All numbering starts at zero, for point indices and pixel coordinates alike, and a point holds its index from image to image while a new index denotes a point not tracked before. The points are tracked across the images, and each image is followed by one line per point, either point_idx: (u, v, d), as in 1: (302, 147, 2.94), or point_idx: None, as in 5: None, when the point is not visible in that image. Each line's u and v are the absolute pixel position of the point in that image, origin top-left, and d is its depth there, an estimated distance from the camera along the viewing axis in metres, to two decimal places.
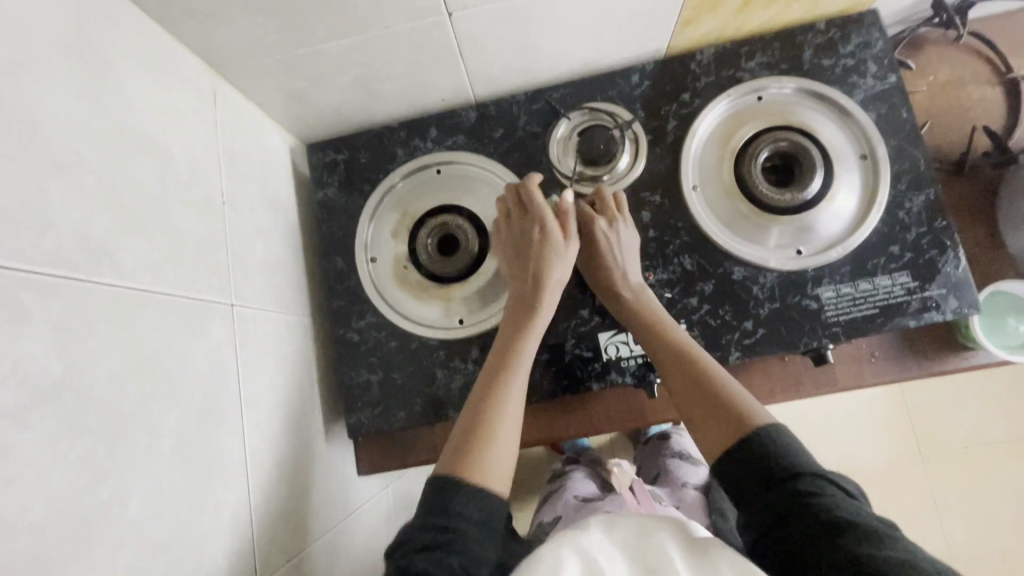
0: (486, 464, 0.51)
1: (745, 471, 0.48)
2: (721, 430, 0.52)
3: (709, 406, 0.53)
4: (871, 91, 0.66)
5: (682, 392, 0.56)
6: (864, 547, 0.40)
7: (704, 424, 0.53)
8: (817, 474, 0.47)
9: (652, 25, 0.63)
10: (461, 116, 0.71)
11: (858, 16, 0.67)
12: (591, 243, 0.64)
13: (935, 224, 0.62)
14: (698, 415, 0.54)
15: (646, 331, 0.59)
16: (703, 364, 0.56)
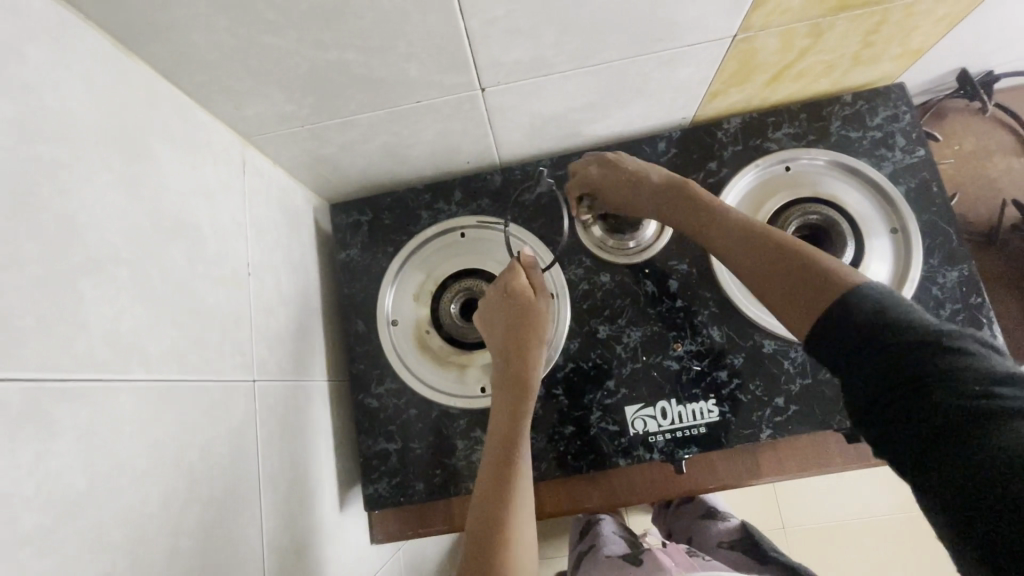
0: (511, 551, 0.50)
1: (829, 340, 0.43)
2: (790, 308, 0.47)
3: (770, 277, 0.49)
4: (900, 163, 0.65)
5: (749, 269, 0.51)
6: (992, 431, 0.34)
7: (777, 301, 0.48)
8: (927, 328, 0.39)
9: (682, 97, 0.63)
10: (486, 179, 0.70)
11: (885, 90, 0.67)
12: (612, 182, 0.63)
13: (969, 300, 0.61)
14: (769, 289, 0.49)
15: (710, 225, 0.56)
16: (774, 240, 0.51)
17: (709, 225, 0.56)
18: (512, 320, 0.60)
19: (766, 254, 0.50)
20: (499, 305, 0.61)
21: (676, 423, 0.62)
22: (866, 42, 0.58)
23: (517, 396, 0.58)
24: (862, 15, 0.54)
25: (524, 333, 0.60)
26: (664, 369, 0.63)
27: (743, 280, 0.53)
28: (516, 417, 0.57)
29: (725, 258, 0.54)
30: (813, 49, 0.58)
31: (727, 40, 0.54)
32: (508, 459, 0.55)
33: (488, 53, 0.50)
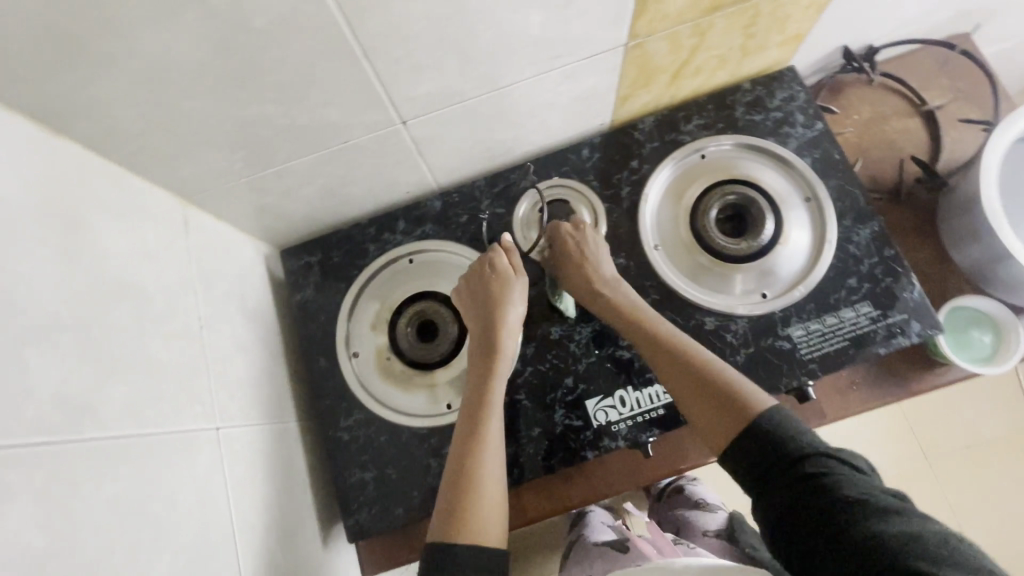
0: (475, 521, 0.51)
1: (759, 473, 0.50)
2: (724, 418, 0.54)
3: (700, 388, 0.56)
4: (803, 138, 0.71)
5: (682, 386, 0.57)
6: (880, 524, 0.42)
7: (711, 429, 0.54)
8: (821, 446, 0.49)
9: (594, 105, 0.68)
10: (426, 206, 0.74)
11: (779, 74, 0.73)
12: (562, 252, 0.67)
13: (884, 253, 0.66)
14: (700, 406, 0.55)
15: (655, 351, 0.60)
16: (710, 368, 0.57)
17: (655, 348, 0.60)
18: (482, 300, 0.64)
19: (705, 383, 0.56)
20: (470, 287, 0.65)
21: (635, 409, 0.64)
22: (748, 34, 0.64)
23: (489, 372, 0.60)
24: (736, 11, 0.59)
25: (490, 311, 0.63)
26: (617, 359, 0.66)
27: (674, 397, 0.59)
28: (485, 391, 0.59)
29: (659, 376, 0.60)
30: (702, 46, 0.63)
31: (619, 48, 0.59)
32: (479, 434, 0.57)
33: (400, 88, 0.54)
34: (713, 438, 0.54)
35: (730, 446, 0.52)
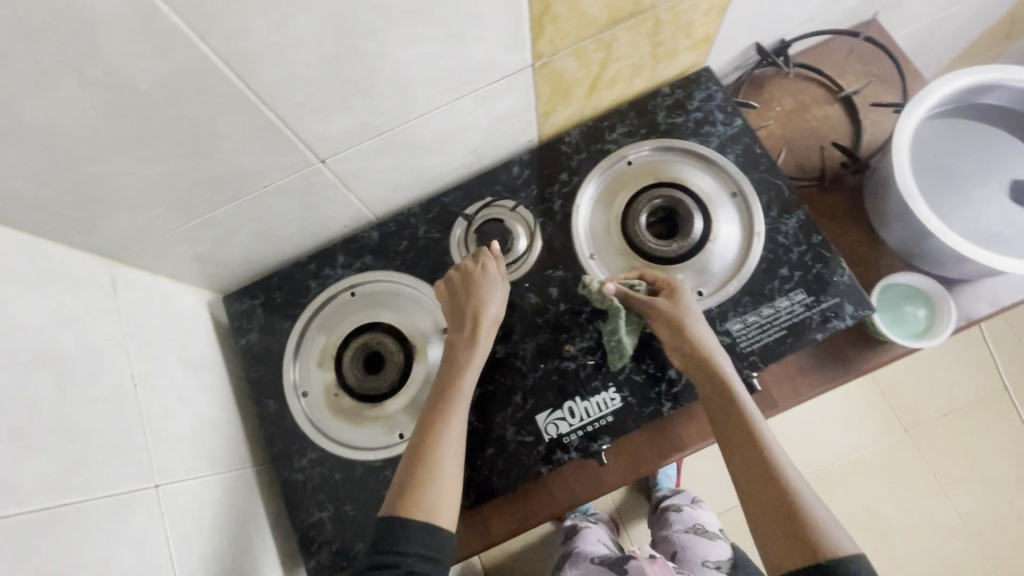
0: (427, 506, 0.54)
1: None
2: (784, 527, 0.52)
3: (769, 492, 0.54)
4: (724, 135, 0.72)
5: (751, 479, 0.56)
6: None
7: (772, 543, 0.53)
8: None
9: (516, 123, 0.69)
10: (364, 238, 0.74)
11: (696, 76, 0.75)
12: (659, 314, 0.62)
13: (812, 240, 0.67)
14: (766, 509, 0.54)
15: (741, 446, 0.57)
16: (790, 489, 0.54)
17: (740, 443, 0.57)
18: (463, 290, 0.66)
19: (780, 500, 0.54)
20: (455, 275, 0.67)
21: (585, 418, 0.65)
22: (655, 42, 0.66)
23: (462, 358, 0.63)
24: (638, 22, 0.61)
25: (471, 301, 0.65)
26: (563, 371, 0.67)
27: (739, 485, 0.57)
28: (456, 379, 0.61)
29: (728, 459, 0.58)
30: (612, 58, 0.65)
31: (528, 69, 0.60)
32: (439, 427, 0.59)
33: (310, 129, 0.54)
34: (769, 545, 0.53)
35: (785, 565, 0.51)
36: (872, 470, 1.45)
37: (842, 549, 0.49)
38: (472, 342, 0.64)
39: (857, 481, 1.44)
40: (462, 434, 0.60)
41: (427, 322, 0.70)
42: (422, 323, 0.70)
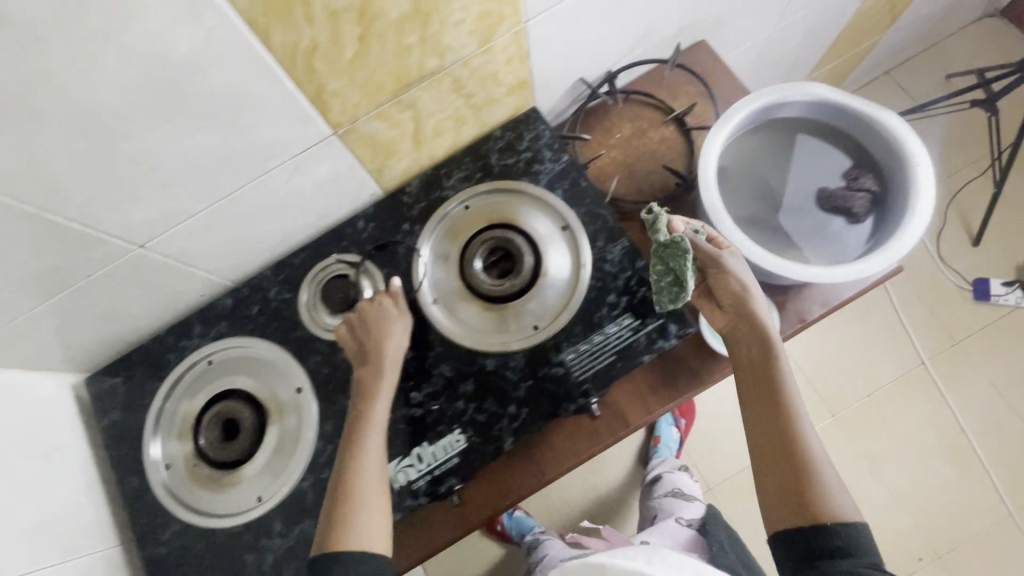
0: (355, 529, 0.58)
1: (795, 557, 0.57)
2: (789, 484, 0.59)
3: (783, 452, 0.60)
4: (552, 171, 0.76)
5: (771, 438, 0.61)
6: None
7: (777, 503, 0.60)
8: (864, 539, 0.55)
9: (347, 183, 0.72)
10: (219, 306, 0.76)
11: (523, 117, 0.78)
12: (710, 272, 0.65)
13: (636, 264, 0.71)
14: (774, 468, 0.60)
15: (770, 414, 0.62)
16: (809, 460, 0.59)
17: (768, 414, 0.62)
18: (364, 326, 0.68)
19: (802, 465, 0.59)
20: (355, 316, 0.69)
21: (432, 462, 0.67)
22: (464, 95, 0.69)
23: (370, 387, 0.65)
24: (434, 82, 0.64)
25: (370, 336, 0.67)
26: (410, 418, 0.69)
27: (754, 438, 0.63)
28: (367, 407, 0.64)
29: (747, 415, 0.64)
30: (424, 114, 0.68)
31: (332, 137, 0.63)
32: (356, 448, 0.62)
33: (108, 222, 0.56)
34: (769, 499, 0.60)
35: (784, 525, 0.58)
36: None
37: (841, 518, 0.56)
38: (377, 371, 0.66)
39: None
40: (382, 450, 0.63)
41: (281, 383, 0.72)
42: (276, 386, 0.72)
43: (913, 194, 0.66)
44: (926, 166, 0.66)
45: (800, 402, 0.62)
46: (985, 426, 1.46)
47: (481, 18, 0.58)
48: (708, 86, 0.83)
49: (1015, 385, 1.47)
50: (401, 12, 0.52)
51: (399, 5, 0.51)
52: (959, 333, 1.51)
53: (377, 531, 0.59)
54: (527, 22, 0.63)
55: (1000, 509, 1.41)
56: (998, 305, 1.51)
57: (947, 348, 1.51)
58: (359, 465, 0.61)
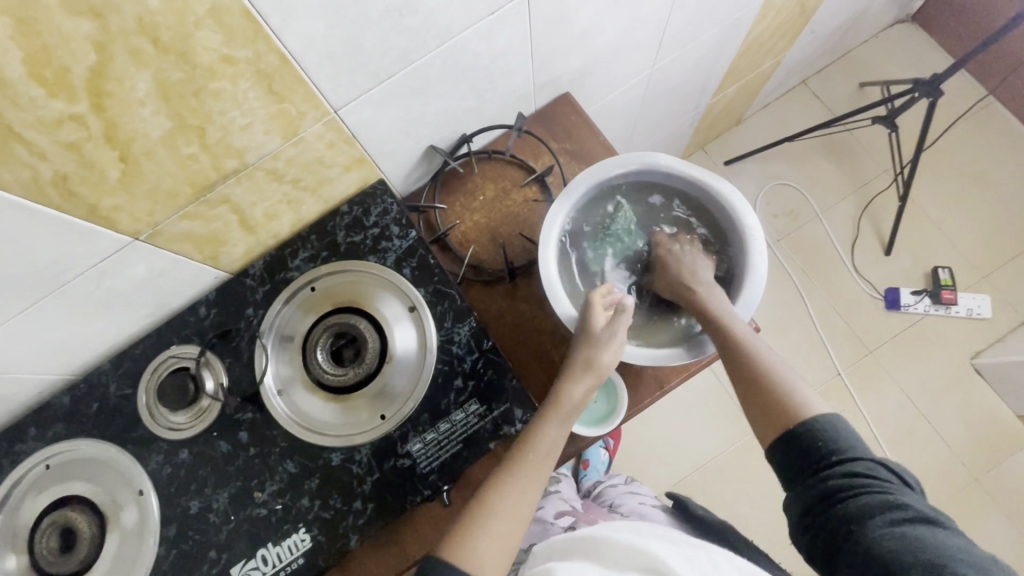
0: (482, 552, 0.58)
1: (788, 469, 0.62)
2: (772, 417, 0.63)
3: (759, 388, 0.65)
4: (400, 249, 0.74)
5: (746, 378, 0.66)
6: (873, 514, 0.54)
7: (765, 429, 0.64)
8: (850, 450, 0.59)
9: (178, 274, 0.68)
10: (55, 406, 0.71)
11: (371, 190, 0.75)
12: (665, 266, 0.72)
13: (483, 346, 0.69)
14: (758, 402, 0.65)
15: (736, 360, 0.65)
16: (781, 388, 0.64)
17: (733, 360, 0.66)
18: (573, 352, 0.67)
19: (770, 394, 0.64)
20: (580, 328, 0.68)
21: (276, 565, 0.64)
22: (291, 180, 0.65)
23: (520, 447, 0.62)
24: (244, 177, 0.60)
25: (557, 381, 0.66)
26: (255, 518, 0.66)
27: (737, 382, 0.67)
28: (519, 452, 0.62)
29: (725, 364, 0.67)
30: (244, 205, 0.64)
31: (134, 243, 0.58)
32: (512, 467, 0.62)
33: None
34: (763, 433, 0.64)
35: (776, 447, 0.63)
36: (721, 474, 1.42)
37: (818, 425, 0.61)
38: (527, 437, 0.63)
39: (714, 485, 1.41)
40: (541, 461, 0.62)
41: (122, 486, 0.68)
42: (116, 489, 0.68)
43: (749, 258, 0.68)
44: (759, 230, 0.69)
45: (761, 342, 0.67)
46: (896, 431, 1.45)
47: (274, 117, 0.55)
48: (552, 154, 0.81)
49: (925, 391, 1.47)
50: (164, 129, 0.48)
51: (158, 124, 0.48)
52: (872, 342, 1.51)
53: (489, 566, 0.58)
54: (336, 111, 0.60)
55: None
56: (908, 313, 1.52)
57: (862, 357, 1.51)
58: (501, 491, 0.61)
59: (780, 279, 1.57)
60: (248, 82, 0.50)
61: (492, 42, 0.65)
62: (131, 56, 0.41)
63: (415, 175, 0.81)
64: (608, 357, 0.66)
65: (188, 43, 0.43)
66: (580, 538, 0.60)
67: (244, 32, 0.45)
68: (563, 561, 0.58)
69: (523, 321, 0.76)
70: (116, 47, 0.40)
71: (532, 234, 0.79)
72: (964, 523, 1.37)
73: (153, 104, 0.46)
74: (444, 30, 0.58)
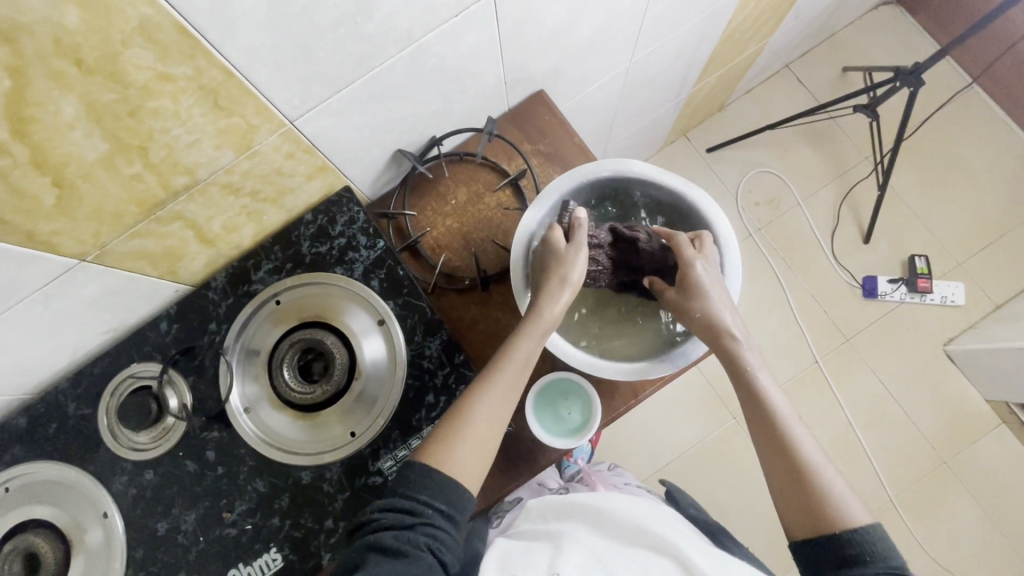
0: (451, 451, 0.58)
1: (815, 561, 0.56)
2: (803, 508, 0.58)
3: (791, 473, 0.59)
4: (368, 260, 0.71)
5: (777, 461, 0.61)
6: None
7: (793, 514, 0.59)
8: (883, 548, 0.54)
9: (134, 291, 0.65)
10: (10, 428, 0.67)
11: (337, 197, 0.72)
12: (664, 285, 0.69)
13: (454, 360, 0.68)
14: (787, 488, 0.59)
15: (763, 423, 0.63)
16: (817, 477, 0.58)
17: (764, 437, 0.62)
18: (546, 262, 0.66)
19: (798, 478, 0.59)
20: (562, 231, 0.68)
21: None
22: (249, 193, 0.62)
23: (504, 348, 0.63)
24: (197, 193, 0.57)
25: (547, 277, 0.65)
26: (224, 538, 0.65)
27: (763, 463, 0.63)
28: (502, 356, 0.62)
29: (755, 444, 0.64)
30: (199, 220, 0.61)
31: (82, 264, 0.55)
32: (497, 366, 0.62)
33: None
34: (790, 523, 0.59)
35: (802, 536, 0.57)
36: (700, 463, 1.44)
37: (851, 525, 0.55)
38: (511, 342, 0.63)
39: (692, 473, 1.43)
40: (520, 371, 0.62)
41: (85, 508, 0.66)
42: (80, 513, 0.66)
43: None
44: (736, 270, 0.69)
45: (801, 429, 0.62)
46: (870, 416, 1.48)
47: (223, 132, 0.52)
48: (525, 157, 0.78)
49: (899, 377, 1.50)
50: (100, 151, 0.46)
51: (93, 146, 0.45)
52: (849, 330, 1.53)
53: (461, 471, 0.57)
54: (292, 122, 0.56)
55: (883, 496, 1.42)
56: (884, 301, 1.54)
57: (839, 345, 1.52)
58: (482, 395, 0.60)
59: (761, 267, 1.57)
60: (190, 98, 0.47)
61: (458, 44, 0.62)
62: (52, 79, 0.39)
63: (384, 179, 0.78)
64: (579, 275, 0.65)
65: (116, 61, 0.41)
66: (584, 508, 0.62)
67: (180, 48, 0.42)
68: (559, 523, 0.61)
69: (498, 331, 0.73)
70: (34, 71, 0.37)
71: (505, 240, 0.77)
72: (932, 506, 1.41)
73: (84, 126, 0.43)
74: (404, 35, 0.55)
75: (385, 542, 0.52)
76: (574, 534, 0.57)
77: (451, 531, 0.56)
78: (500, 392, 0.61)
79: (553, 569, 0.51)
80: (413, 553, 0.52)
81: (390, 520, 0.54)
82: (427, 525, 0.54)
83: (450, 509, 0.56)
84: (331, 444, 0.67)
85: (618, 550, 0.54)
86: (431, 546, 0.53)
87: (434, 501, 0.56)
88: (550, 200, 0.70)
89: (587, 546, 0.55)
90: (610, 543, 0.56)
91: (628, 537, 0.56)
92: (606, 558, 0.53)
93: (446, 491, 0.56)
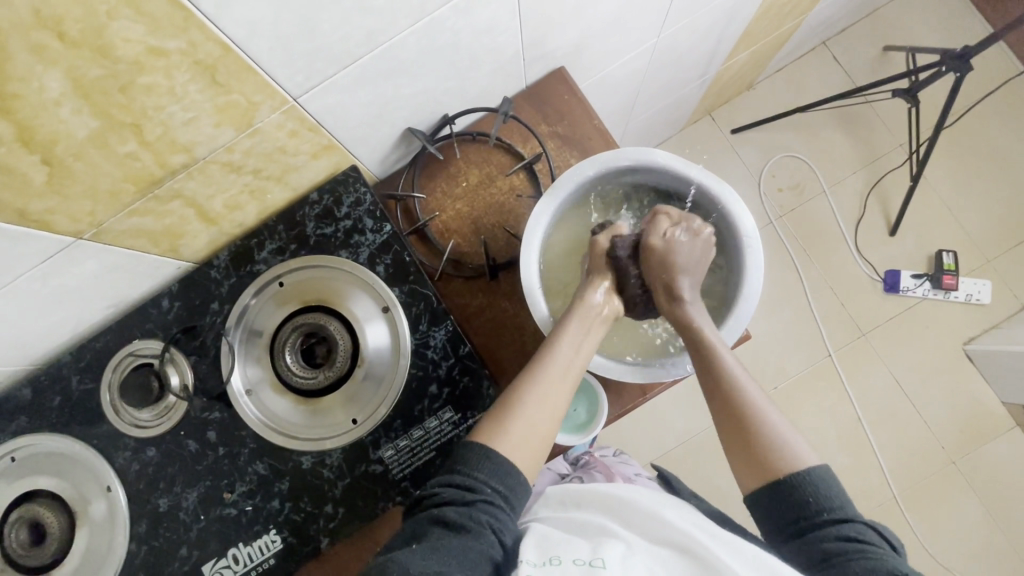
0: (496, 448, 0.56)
1: (769, 511, 0.56)
2: (752, 462, 0.58)
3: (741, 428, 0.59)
4: (374, 244, 0.69)
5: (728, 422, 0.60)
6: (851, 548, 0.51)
7: (742, 467, 0.59)
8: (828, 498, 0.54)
9: (136, 269, 0.63)
10: (16, 398, 0.67)
11: (343, 176, 0.69)
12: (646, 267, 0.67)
13: (460, 352, 0.67)
14: (740, 449, 0.59)
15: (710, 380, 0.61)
16: (764, 430, 0.58)
17: (715, 397, 0.61)
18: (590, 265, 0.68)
19: (747, 434, 0.59)
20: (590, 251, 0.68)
21: (247, 564, 0.64)
22: (251, 172, 0.60)
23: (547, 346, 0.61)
24: (196, 171, 0.54)
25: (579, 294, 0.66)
26: (225, 518, 0.65)
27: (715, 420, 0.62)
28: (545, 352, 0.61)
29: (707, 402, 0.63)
30: (200, 198, 0.58)
31: (78, 242, 0.53)
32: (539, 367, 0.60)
33: None
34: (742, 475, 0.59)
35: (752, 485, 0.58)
36: (702, 452, 1.43)
37: (796, 470, 0.56)
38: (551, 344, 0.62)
39: (695, 459, 1.43)
40: (567, 370, 0.61)
41: (89, 481, 0.67)
42: (84, 485, 0.67)
43: (734, 303, 0.65)
44: (758, 270, 0.64)
45: (751, 386, 0.61)
46: (880, 412, 1.45)
47: (222, 109, 0.49)
48: (541, 140, 0.74)
49: (913, 376, 1.46)
50: (91, 128, 0.43)
51: (83, 124, 0.43)
52: (866, 325, 1.49)
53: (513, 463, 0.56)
54: (296, 99, 0.53)
55: (886, 492, 1.41)
56: (905, 297, 1.49)
57: (854, 339, 1.49)
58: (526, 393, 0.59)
59: (780, 256, 1.53)
60: (185, 74, 0.44)
61: (474, 17, 0.57)
62: (34, 53, 0.36)
63: (393, 157, 0.75)
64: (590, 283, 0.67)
65: (103, 35, 0.38)
66: (605, 496, 0.57)
67: (171, 21, 0.39)
68: (580, 512, 0.56)
69: (506, 322, 0.71)
70: (13, 45, 0.35)
71: (516, 228, 0.74)
72: (934, 504, 1.40)
73: (72, 103, 0.41)
74: (416, 8, 0.51)
75: (447, 516, 0.52)
76: (603, 524, 0.52)
77: (504, 515, 0.54)
78: (545, 392, 0.59)
79: (596, 555, 0.47)
80: (475, 530, 0.51)
81: (451, 495, 0.54)
82: (486, 503, 0.53)
83: (505, 490, 0.55)
84: (333, 432, 0.66)
85: (647, 548, 0.49)
86: (491, 525, 0.52)
87: (489, 484, 0.54)
88: (565, 190, 0.66)
89: (622, 535, 0.51)
90: (642, 538, 0.51)
91: (658, 528, 0.51)
92: (637, 554, 0.48)
93: (504, 474, 0.55)
